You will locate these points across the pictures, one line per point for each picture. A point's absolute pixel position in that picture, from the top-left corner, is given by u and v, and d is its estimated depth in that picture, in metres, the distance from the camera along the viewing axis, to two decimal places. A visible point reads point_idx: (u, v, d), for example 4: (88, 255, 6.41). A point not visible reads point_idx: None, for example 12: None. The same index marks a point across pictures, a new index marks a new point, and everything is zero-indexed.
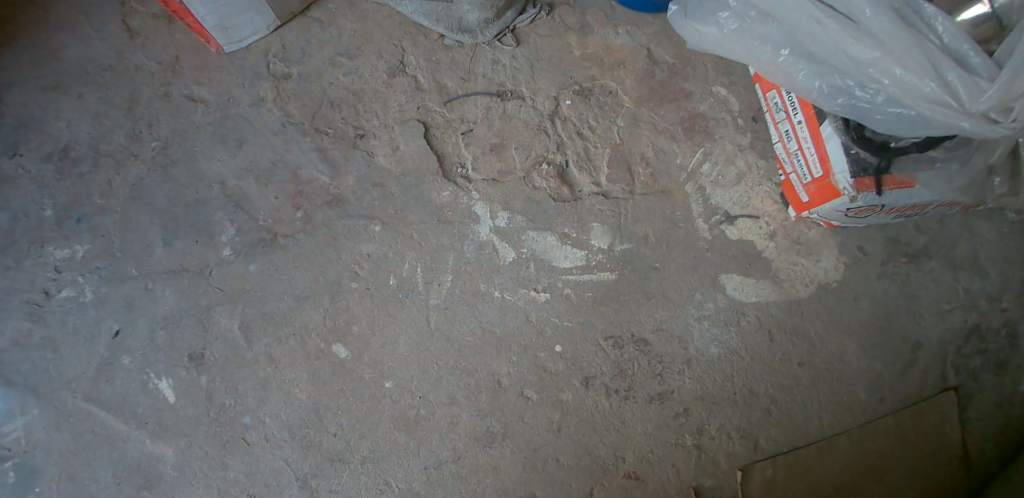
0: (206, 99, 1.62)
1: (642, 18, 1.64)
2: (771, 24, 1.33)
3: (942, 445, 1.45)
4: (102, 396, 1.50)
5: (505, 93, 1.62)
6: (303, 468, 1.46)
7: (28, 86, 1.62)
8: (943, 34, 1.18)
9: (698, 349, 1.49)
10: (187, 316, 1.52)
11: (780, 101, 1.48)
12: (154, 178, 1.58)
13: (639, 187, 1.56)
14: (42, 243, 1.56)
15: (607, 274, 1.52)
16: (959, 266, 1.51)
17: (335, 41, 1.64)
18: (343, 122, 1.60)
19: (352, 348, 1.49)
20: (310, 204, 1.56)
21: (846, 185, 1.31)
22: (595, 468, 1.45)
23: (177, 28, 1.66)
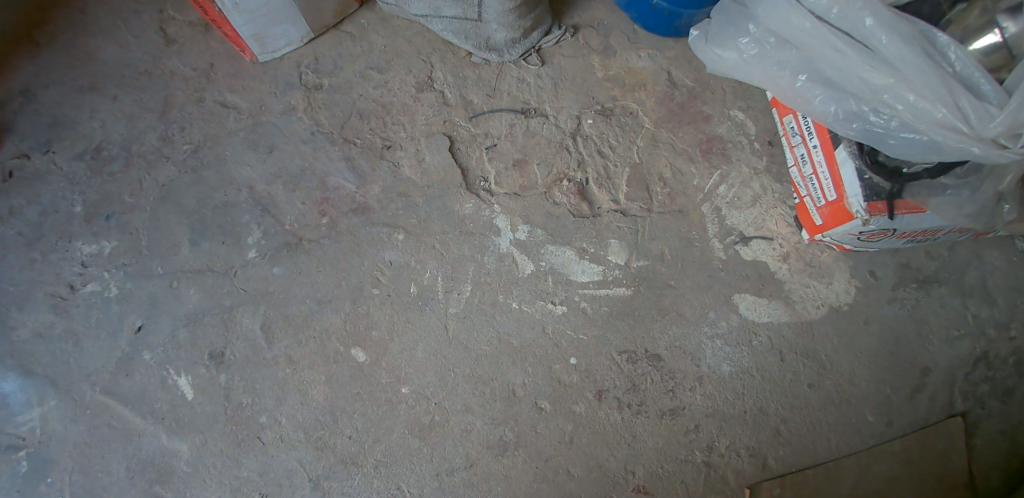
0: (238, 105, 1.67)
1: (663, 42, 1.72)
2: (790, 51, 1.39)
3: (950, 471, 1.46)
4: (120, 391, 1.52)
5: (530, 110, 1.67)
6: (316, 469, 1.46)
7: (66, 87, 1.68)
8: (954, 62, 1.22)
9: (710, 367, 1.51)
10: (209, 315, 1.54)
11: (796, 125, 1.54)
12: (184, 179, 1.62)
13: (656, 205, 1.60)
14: (71, 238, 1.59)
15: (623, 289, 1.54)
16: (968, 294, 1.54)
17: (366, 55, 1.70)
18: (371, 133, 1.64)
19: (371, 353, 1.51)
20: (335, 210, 1.59)
21: (859, 208, 1.35)
22: (606, 481, 1.45)
23: (213, 36, 1.73)
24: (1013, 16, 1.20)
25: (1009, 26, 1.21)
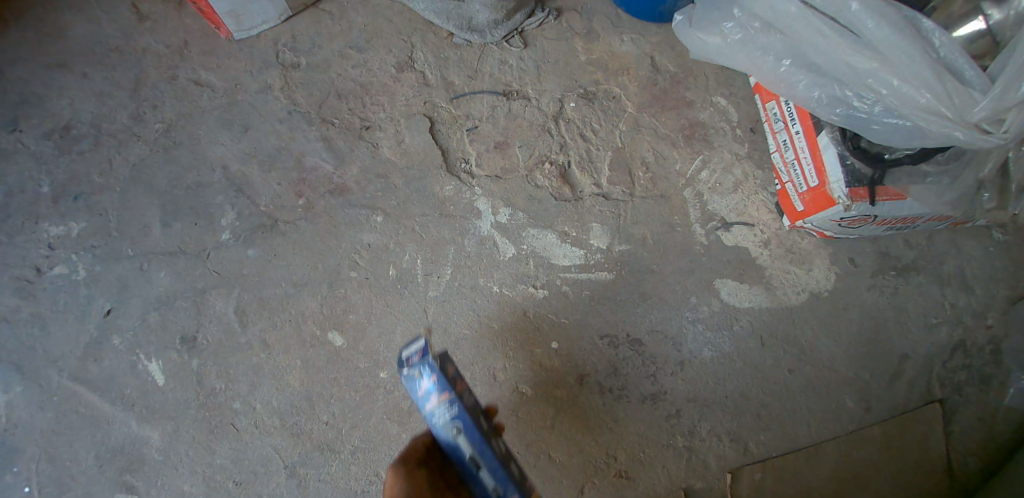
0: (213, 84, 1.62)
1: (647, 27, 1.70)
2: (775, 35, 1.38)
3: (928, 456, 1.46)
4: (89, 376, 1.48)
5: (512, 93, 1.64)
6: (291, 456, 1.43)
7: (33, 63, 1.63)
8: (939, 48, 1.21)
9: (691, 351, 1.51)
10: (182, 299, 1.50)
11: (778, 111, 1.53)
12: (155, 159, 1.57)
13: (638, 190, 1.58)
14: (37, 219, 1.54)
15: (604, 274, 1.53)
16: (947, 282, 1.54)
17: (345, 34, 1.66)
18: (350, 113, 1.61)
19: (348, 337, 1.48)
20: (312, 191, 1.56)
21: (841, 194, 1.35)
22: (587, 466, 1.46)
23: (188, 13, 1.68)
24: (998, 3, 1.19)
25: (994, 14, 1.20)
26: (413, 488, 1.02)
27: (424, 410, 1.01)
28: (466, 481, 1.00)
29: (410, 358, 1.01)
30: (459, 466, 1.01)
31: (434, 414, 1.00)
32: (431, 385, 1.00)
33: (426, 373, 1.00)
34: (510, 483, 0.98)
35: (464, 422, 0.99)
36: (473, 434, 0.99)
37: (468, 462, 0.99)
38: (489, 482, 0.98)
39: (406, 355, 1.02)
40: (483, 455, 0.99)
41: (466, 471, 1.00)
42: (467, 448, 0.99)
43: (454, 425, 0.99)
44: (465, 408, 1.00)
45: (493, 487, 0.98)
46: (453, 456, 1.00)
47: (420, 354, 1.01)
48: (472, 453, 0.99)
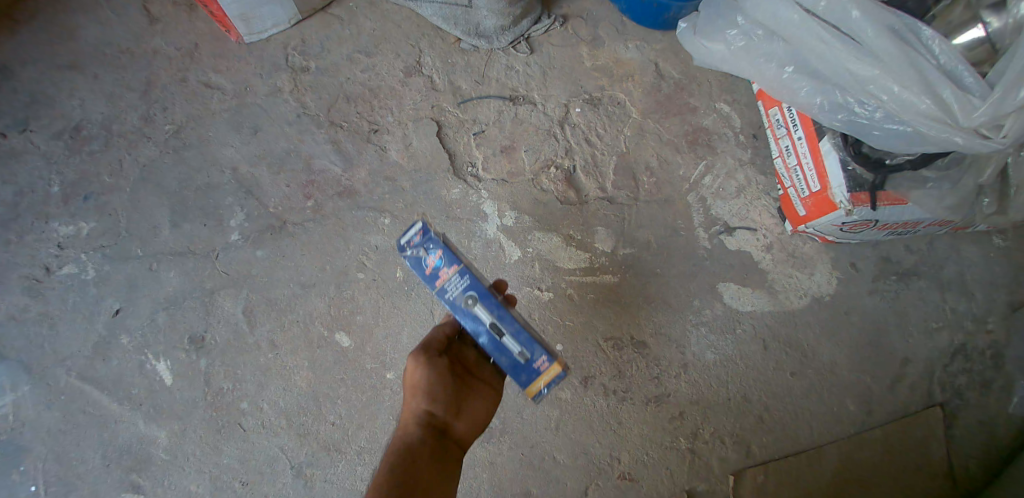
0: (222, 87, 1.64)
1: (652, 33, 1.72)
2: (777, 43, 1.40)
3: (929, 460, 1.47)
4: (97, 375, 1.49)
5: (518, 98, 1.66)
6: (298, 456, 1.44)
7: (44, 64, 1.65)
8: (938, 56, 1.23)
9: (695, 354, 1.52)
10: (191, 299, 1.52)
11: (781, 117, 1.54)
12: (165, 160, 1.59)
13: (642, 194, 1.60)
14: (47, 219, 1.56)
15: (609, 277, 1.56)
16: (947, 287, 1.56)
17: (354, 39, 1.69)
18: (358, 116, 1.63)
19: (355, 337, 1.49)
20: (320, 193, 1.57)
21: (843, 198, 1.37)
22: (591, 468, 1.48)
23: (198, 16, 1.70)
24: (996, 12, 1.21)
25: (992, 21, 1.21)
26: (440, 373, 1.06)
27: (435, 285, 1.06)
28: (494, 354, 1.04)
29: (410, 239, 1.07)
30: (479, 335, 1.04)
31: (447, 290, 1.05)
32: (438, 260, 1.06)
33: (431, 250, 1.06)
34: (535, 344, 1.03)
35: (478, 289, 1.04)
36: (489, 300, 1.04)
37: (490, 329, 1.03)
38: (514, 346, 1.03)
39: (406, 240, 1.08)
40: (502, 319, 1.03)
41: (488, 337, 1.04)
42: (487, 317, 1.03)
43: (468, 295, 1.04)
44: (475, 277, 1.05)
45: (520, 350, 1.02)
46: (472, 325, 1.04)
47: (419, 234, 1.07)
48: (492, 318, 1.03)
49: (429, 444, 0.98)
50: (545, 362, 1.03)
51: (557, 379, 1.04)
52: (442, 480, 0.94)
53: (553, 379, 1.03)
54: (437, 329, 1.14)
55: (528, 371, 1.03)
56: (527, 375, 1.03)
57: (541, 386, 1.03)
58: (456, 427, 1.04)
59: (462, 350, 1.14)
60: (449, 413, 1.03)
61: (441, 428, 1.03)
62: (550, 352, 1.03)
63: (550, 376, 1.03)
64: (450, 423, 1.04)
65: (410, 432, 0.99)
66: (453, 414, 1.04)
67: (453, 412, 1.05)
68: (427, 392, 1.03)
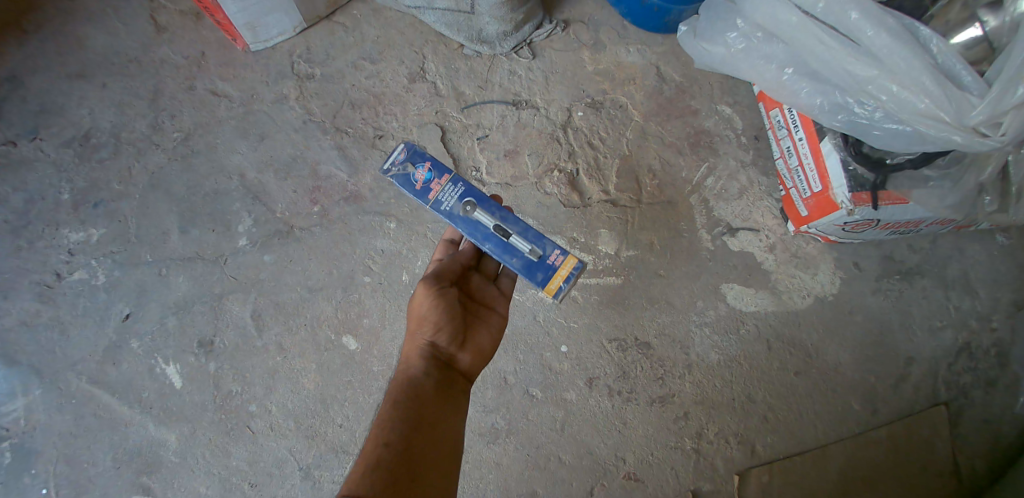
0: (229, 94, 1.66)
1: (653, 37, 1.74)
2: (777, 45, 1.41)
3: (935, 459, 1.47)
4: (107, 379, 1.51)
5: (521, 102, 1.68)
6: (306, 458, 1.46)
7: (54, 73, 1.67)
8: (937, 55, 1.24)
9: (699, 354, 1.54)
10: (199, 303, 1.54)
11: (782, 118, 1.55)
12: (173, 167, 1.62)
13: (645, 196, 1.62)
14: (58, 226, 1.58)
15: (612, 279, 1.57)
16: (950, 286, 1.57)
17: (358, 46, 1.71)
18: (363, 122, 1.65)
19: (362, 340, 1.51)
20: (326, 199, 1.59)
21: (844, 198, 1.38)
22: (596, 468, 1.49)
23: (205, 25, 1.72)
24: (993, 10, 1.22)
25: (989, 20, 1.23)
26: (447, 305, 1.09)
27: (429, 197, 1.17)
28: (504, 257, 1.14)
29: (394, 159, 1.18)
30: (485, 239, 1.15)
31: (444, 201, 1.17)
32: (428, 175, 1.17)
33: (419, 166, 1.17)
34: (544, 241, 1.15)
35: (473, 195, 1.17)
36: (487, 204, 1.17)
37: (495, 231, 1.15)
38: (524, 244, 1.14)
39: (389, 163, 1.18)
40: (504, 220, 1.16)
41: (493, 239, 1.15)
42: (490, 221, 1.15)
43: (465, 202, 1.16)
44: (468, 185, 1.18)
45: (530, 248, 1.14)
46: (474, 229, 1.15)
47: (404, 152, 1.18)
48: (495, 220, 1.15)
49: (433, 377, 1.04)
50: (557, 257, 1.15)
51: (573, 276, 1.13)
52: (444, 415, 1.01)
53: (570, 271, 1.13)
54: (450, 262, 1.20)
55: (543, 268, 1.13)
56: (544, 272, 1.13)
57: (558, 282, 1.13)
58: (460, 360, 1.10)
59: (466, 278, 1.22)
60: (452, 345, 1.09)
61: (445, 359, 1.09)
62: (560, 248, 1.15)
63: (567, 270, 1.13)
64: (453, 356, 1.09)
65: (413, 365, 1.05)
66: (458, 345, 1.10)
67: (457, 344, 1.10)
68: (432, 325, 1.08)
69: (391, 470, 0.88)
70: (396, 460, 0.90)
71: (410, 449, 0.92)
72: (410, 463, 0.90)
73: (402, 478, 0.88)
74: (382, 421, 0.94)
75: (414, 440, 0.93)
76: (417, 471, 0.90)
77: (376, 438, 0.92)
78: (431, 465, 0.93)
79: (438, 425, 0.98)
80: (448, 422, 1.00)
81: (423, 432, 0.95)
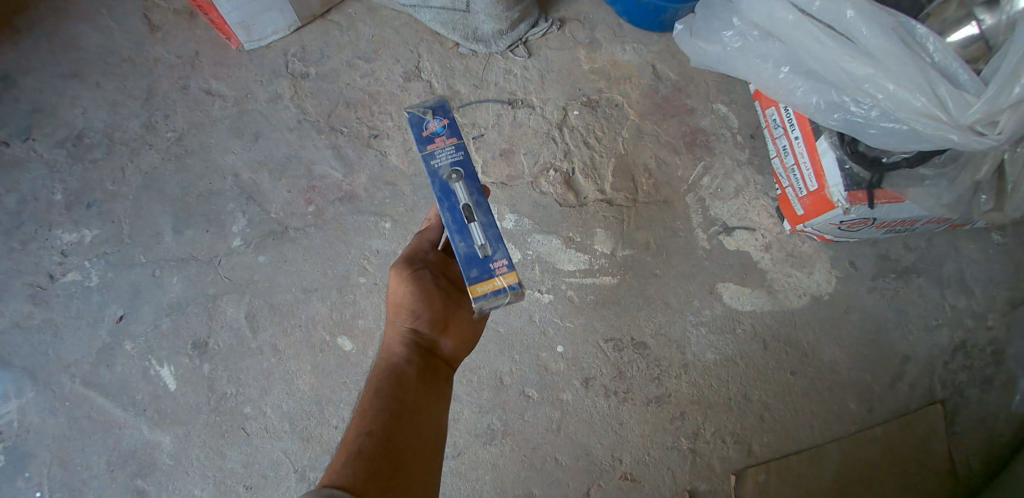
0: (223, 94, 1.65)
1: (649, 36, 1.73)
2: (773, 43, 1.41)
3: (931, 458, 1.47)
4: (101, 381, 1.50)
5: (516, 101, 1.68)
6: (301, 460, 1.45)
7: (46, 73, 1.66)
8: (933, 53, 1.23)
9: (695, 354, 1.53)
10: (194, 305, 1.53)
11: (778, 117, 1.55)
12: (167, 168, 1.61)
13: (641, 196, 1.61)
14: (50, 227, 1.57)
15: (608, 278, 1.57)
16: (946, 284, 1.57)
17: (353, 45, 1.70)
18: (357, 122, 1.64)
19: (357, 341, 1.50)
20: (322, 199, 1.59)
21: (840, 197, 1.38)
22: (593, 468, 1.49)
23: (198, 24, 1.71)
24: (989, 9, 1.22)
25: (985, 19, 1.22)
26: (425, 290, 1.06)
27: (427, 147, 1.07)
28: (455, 237, 1.02)
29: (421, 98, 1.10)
30: (449, 211, 1.04)
31: (436, 156, 1.06)
32: (439, 128, 1.08)
33: (438, 117, 1.08)
34: (500, 244, 1.01)
35: (465, 167, 1.05)
36: (472, 182, 1.04)
37: (462, 210, 1.03)
38: (478, 235, 1.01)
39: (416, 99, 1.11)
40: (477, 206, 1.04)
41: (455, 215, 1.03)
42: (464, 199, 1.04)
43: (454, 169, 1.05)
44: (467, 157, 1.06)
45: (482, 243, 1.01)
46: (446, 197, 1.04)
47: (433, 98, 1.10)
48: (468, 200, 1.03)
49: (414, 364, 1.03)
50: (502, 266, 1.01)
51: (505, 292, 1.00)
52: (427, 403, 0.99)
53: (504, 286, 1.00)
54: (418, 239, 1.13)
55: (481, 268, 1.00)
56: (478, 271, 1.00)
57: (485, 288, 0.99)
58: (442, 345, 1.09)
59: (445, 260, 1.13)
60: (434, 330, 1.07)
61: (426, 345, 1.08)
62: (510, 259, 1.01)
63: (502, 282, 0.99)
64: (436, 342, 1.08)
65: (395, 353, 1.04)
66: (439, 330, 1.08)
67: (439, 329, 1.08)
68: (411, 311, 1.06)
69: (372, 459, 0.88)
70: (377, 451, 0.89)
71: (391, 439, 0.91)
72: (391, 453, 0.90)
73: (384, 466, 0.88)
74: (363, 412, 0.94)
75: (396, 430, 0.92)
76: (399, 460, 0.90)
77: (357, 429, 0.91)
78: (413, 455, 0.92)
79: (421, 413, 0.97)
80: (431, 409, 0.99)
81: (404, 421, 0.94)
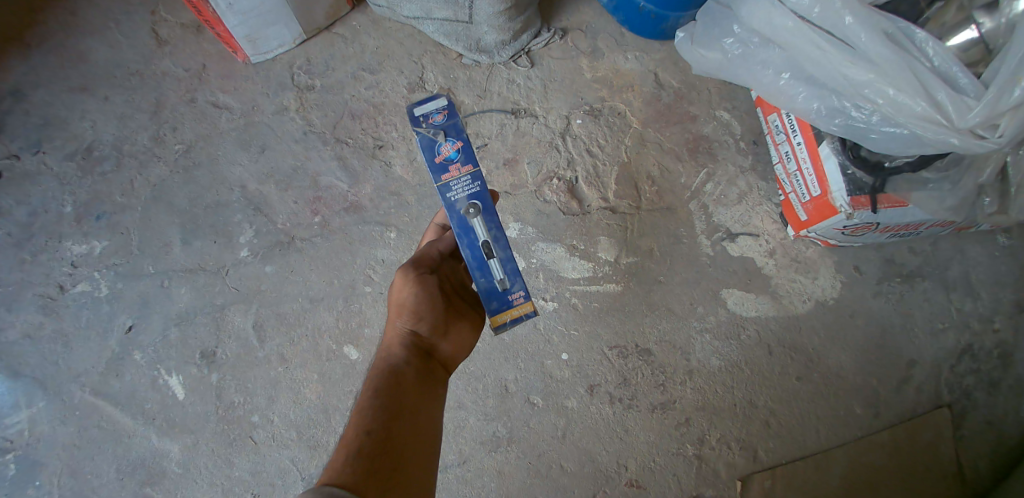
0: (231, 106, 1.68)
1: (650, 44, 1.74)
2: (773, 50, 1.42)
3: (938, 462, 1.47)
4: (111, 390, 1.52)
5: (519, 111, 1.69)
6: (309, 468, 1.46)
7: (56, 87, 1.69)
8: (933, 58, 1.24)
9: (700, 360, 1.54)
10: (201, 315, 1.55)
11: (780, 123, 1.56)
12: (175, 179, 1.63)
13: (645, 203, 1.62)
14: (60, 239, 1.60)
15: (613, 285, 1.58)
16: (952, 288, 1.56)
17: (358, 57, 1.72)
18: (362, 132, 1.66)
19: (363, 350, 1.52)
20: (327, 209, 1.60)
21: (843, 203, 1.38)
22: (599, 475, 1.49)
23: (205, 38, 1.74)
24: (988, 12, 1.22)
25: (985, 22, 1.23)
26: (428, 293, 1.07)
27: (441, 177, 1.06)
28: (474, 272, 1.06)
29: (431, 116, 1.07)
30: (468, 247, 1.07)
31: (452, 187, 1.06)
32: (452, 153, 1.06)
33: (450, 140, 1.06)
34: (517, 277, 1.07)
35: (482, 201, 1.06)
36: (491, 217, 1.06)
37: (481, 246, 1.06)
38: (498, 271, 1.06)
39: (424, 115, 1.07)
40: (496, 240, 1.06)
41: (474, 252, 1.06)
42: (483, 234, 1.06)
43: (471, 203, 1.06)
44: (484, 187, 1.07)
45: (501, 278, 1.07)
46: (465, 234, 1.06)
47: (444, 115, 1.07)
48: (486, 237, 1.06)
49: (414, 366, 1.02)
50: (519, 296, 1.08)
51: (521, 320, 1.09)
52: (426, 405, 0.98)
53: (521, 316, 1.08)
54: (428, 249, 1.16)
55: (500, 300, 1.07)
56: (498, 304, 1.07)
57: (507, 317, 1.08)
58: (441, 349, 1.08)
59: (455, 267, 1.17)
60: (434, 333, 1.07)
61: (426, 348, 1.07)
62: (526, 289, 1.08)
63: (519, 313, 1.08)
64: (435, 345, 1.07)
65: (394, 353, 1.03)
66: (440, 334, 1.08)
67: (439, 332, 1.08)
68: (413, 313, 1.06)
69: (371, 458, 0.86)
70: (376, 449, 0.87)
71: (390, 439, 0.89)
72: (390, 453, 0.88)
73: (383, 466, 0.86)
74: (362, 411, 0.92)
75: (395, 430, 0.91)
76: (399, 461, 0.88)
77: (356, 426, 0.89)
78: (411, 456, 0.90)
79: (420, 414, 0.96)
80: (429, 411, 0.98)
81: (404, 421, 0.93)
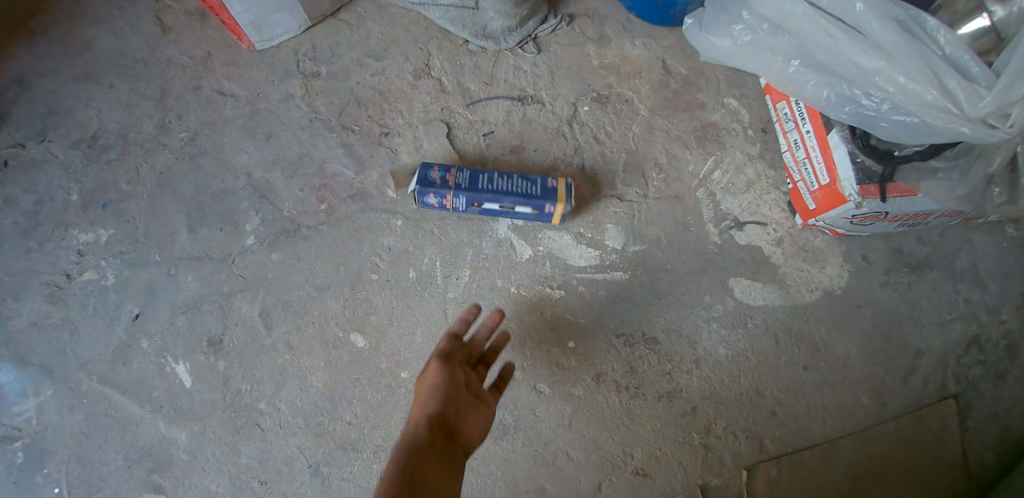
0: (236, 93, 1.67)
1: (658, 30, 1.73)
2: (783, 36, 1.39)
3: (944, 453, 1.47)
4: (118, 378, 1.52)
5: (526, 98, 1.68)
6: (316, 455, 1.47)
7: (60, 75, 1.68)
8: (944, 46, 1.22)
9: (707, 349, 1.53)
10: (209, 303, 1.55)
11: (789, 111, 1.55)
12: (181, 167, 1.62)
13: (652, 191, 1.61)
14: (66, 227, 1.60)
15: (619, 274, 1.57)
16: (960, 278, 1.56)
17: (364, 43, 1.71)
18: (368, 120, 1.65)
19: (370, 337, 1.52)
20: (333, 197, 1.60)
21: (852, 191, 1.36)
22: (605, 464, 1.49)
23: (209, 25, 1.72)
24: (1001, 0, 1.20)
25: (997, 11, 1.21)
26: (448, 385, 1.22)
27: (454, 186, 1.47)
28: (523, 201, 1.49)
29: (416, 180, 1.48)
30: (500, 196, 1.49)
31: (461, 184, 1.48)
32: (442, 174, 1.48)
33: (433, 171, 1.48)
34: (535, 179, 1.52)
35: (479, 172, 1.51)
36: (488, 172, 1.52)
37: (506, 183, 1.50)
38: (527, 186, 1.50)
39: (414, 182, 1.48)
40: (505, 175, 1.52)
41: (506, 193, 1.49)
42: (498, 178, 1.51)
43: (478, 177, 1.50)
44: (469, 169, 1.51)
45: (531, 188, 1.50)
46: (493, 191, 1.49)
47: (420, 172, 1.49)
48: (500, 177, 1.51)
49: (437, 435, 1.11)
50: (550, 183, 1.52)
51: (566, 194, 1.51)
52: (448, 466, 1.06)
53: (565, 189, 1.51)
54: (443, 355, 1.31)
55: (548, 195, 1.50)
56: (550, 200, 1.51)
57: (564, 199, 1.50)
58: (461, 428, 1.17)
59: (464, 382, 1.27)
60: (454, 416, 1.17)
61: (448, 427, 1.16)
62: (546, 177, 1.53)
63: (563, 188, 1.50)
64: (455, 423, 1.16)
65: (418, 429, 1.11)
66: (459, 417, 1.18)
67: (458, 417, 1.18)
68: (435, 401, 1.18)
69: None
70: None
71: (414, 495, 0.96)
72: None
73: None
74: (389, 476, 0.99)
75: (419, 487, 0.98)
76: None
77: (384, 487, 0.96)
78: None
79: (442, 473, 1.03)
80: (451, 470, 1.06)
81: (428, 478, 1.01)
